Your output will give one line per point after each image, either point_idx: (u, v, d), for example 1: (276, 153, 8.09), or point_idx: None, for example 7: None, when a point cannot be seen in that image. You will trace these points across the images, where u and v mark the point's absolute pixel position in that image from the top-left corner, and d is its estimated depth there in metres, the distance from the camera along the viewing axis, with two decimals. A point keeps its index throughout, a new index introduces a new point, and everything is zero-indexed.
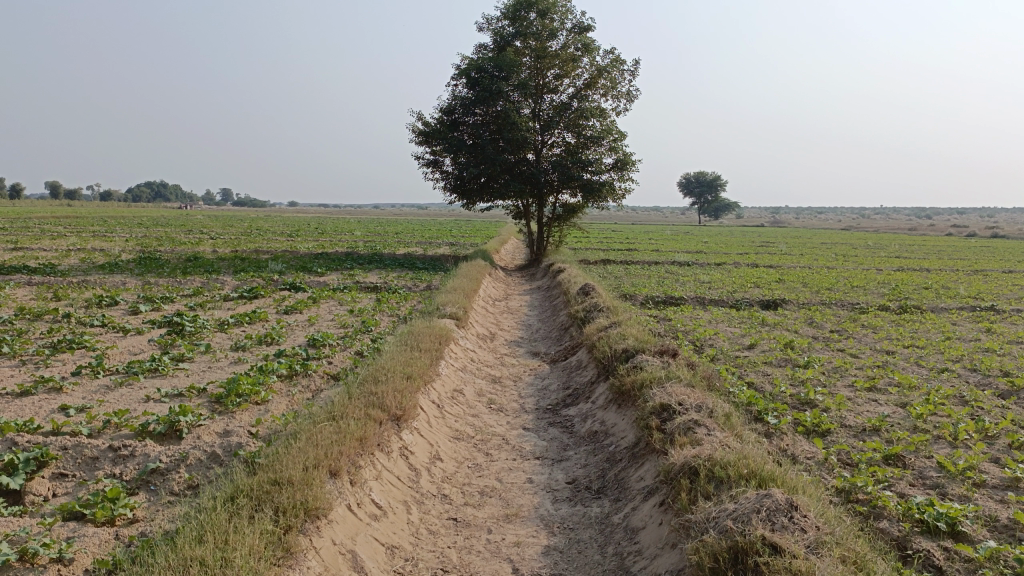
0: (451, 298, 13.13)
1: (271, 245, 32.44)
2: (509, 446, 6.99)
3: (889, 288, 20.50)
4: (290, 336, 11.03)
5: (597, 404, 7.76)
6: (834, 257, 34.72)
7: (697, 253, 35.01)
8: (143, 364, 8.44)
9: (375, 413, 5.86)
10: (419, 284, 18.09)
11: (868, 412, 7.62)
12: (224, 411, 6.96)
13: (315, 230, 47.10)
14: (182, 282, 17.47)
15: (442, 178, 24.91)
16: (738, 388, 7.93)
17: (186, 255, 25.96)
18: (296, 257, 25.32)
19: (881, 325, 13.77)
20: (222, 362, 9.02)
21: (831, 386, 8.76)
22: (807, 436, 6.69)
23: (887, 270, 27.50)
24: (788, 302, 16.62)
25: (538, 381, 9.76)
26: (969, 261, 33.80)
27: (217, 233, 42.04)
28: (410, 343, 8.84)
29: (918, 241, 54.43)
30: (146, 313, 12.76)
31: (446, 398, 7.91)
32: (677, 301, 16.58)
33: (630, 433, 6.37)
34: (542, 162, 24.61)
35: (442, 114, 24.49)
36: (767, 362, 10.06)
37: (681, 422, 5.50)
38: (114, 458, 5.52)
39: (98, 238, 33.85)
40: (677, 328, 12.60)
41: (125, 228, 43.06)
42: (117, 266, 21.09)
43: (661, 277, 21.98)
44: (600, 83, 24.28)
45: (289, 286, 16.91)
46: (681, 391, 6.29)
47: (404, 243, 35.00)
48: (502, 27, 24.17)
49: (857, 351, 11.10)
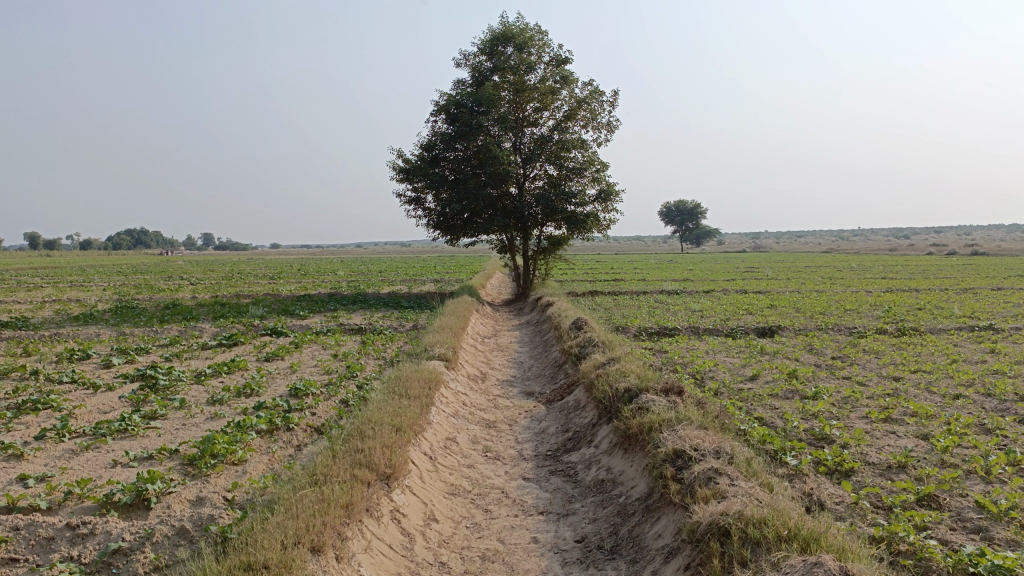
0: (439, 338, 12.63)
1: (252, 289, 31.83)
2: (508, 500, 6.43)
3: (883, 310, 20.21)
4: (271, 385, 10.46)
5: (601, 449, 7.25)
6: (821, 280, 34.58)
7: (684, 281, 34.75)
8: (112, 425, 7.83)
9: (362, 473, 5.32)
10: (405, 324, 17.59)
11: (890, 446, 7.15)
12: (197, 476, 6.38)
13: (296, 271, 46.48)
14: (160, 331, 16.84)
15: (425, 215, 24.53)
16: (750, 425, 7.44)
17: (165, 302, 25.30)
18: (277, 301, 24.71)
19: (883, 350, 13.38)
20: (197, 419, 8.44)
21: (845, 418, 8.30)
22: (830, 477, 6.20)
23: (877, 292, 27.26)
24: (784, 329, 16.25)
25: (534, 424, 9.22)
26: (957, 280, 33.74)
27: (196, 277, 41.38)
28: (398, 390, 8.29)
29: (901, 261, 54.75)
30: (119, 366, 12.14)
31: (438, 449, 7.35)
32: (672, 331, 16.17)
33: (641, 483, 5.86)
34: (525, 195, 24.29)
35: (422, 150, 24.18)
36: (774, 394, 9.60)
37: (701, 472, 5.00)
38: (71, 537, 4.91)
39: (74, 288, 33.12)
40: (675, 361, 12.14)
41: (102, 277, 42.32)
42: (91, 317, 20.42)
43: (652, 308, 21.61)
44: (580, 114, 24.09)
45: (270, 331, 16.32)
46: (694, 435, 5.80)
47: (388, 282, 34.50)
48: (480, 62, 24.01)
49: (864, 379, 10.67)
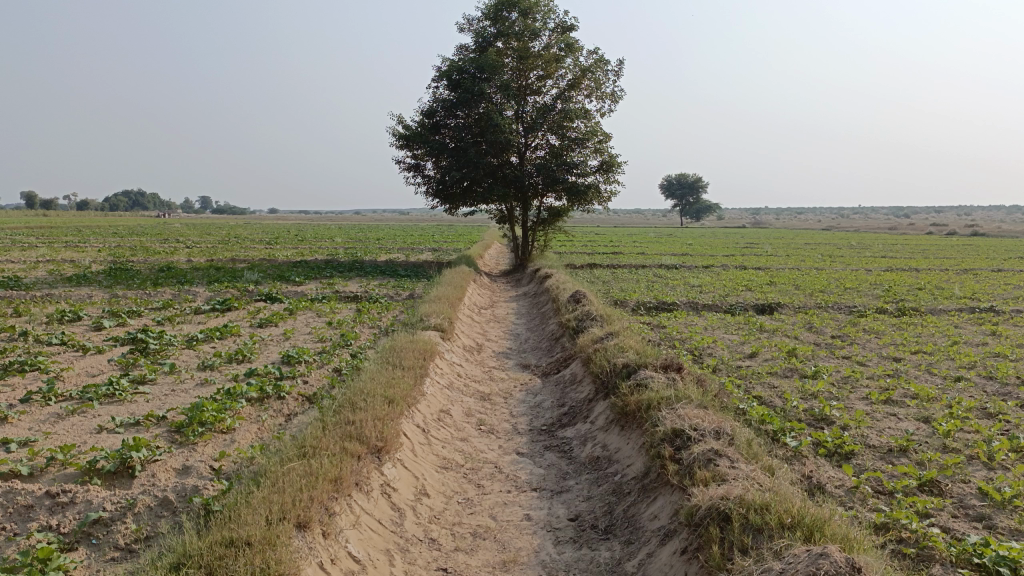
0: (435, 308, 12.46)
1: (249, 253, 31.58)
2: (502, 475, 6.30)
3: (884, 289, 20.06)
4: (263, 352, 10.30)
5: (597, 425, 7.12)
6: (821, 258, 34.38)
7: (683, 255, 34.59)
8: (99, 390, 7.68)
9: (352, 446, 5.17)
10: (401, 293, 17.40)
11: (891, 429, 7.02)
12: (184, 444, 6.24)
13: (293, 237, 46.16)
14: (153, 294, 16.65)
15: (424, 183, 24.23)
16: (749, 405, 7.30)
17: (160, 265, 25.08)
18: (273, 266, 24.49)
19: (883, 330, 13.24)
20: (187, 385, 8.29)
21: (845, 399, 8.16)
22: (831, 460, 6.07)
23: (877, 271, 27.12)
24: (784, 306, 16.11)
25: (530, 397, 9.09)
26: (957, 261, 33.61)
27: (192, 241, 41.08)
28: (391, 360, 8.13)
29: (900, 240, 54.62)
30: (110, 329, 11.96)
31: (431, 422, 7.22)
32: (670, 306, 16.03)
33: (638, 462, 5.73)
34: (526, 165, 23.97)
35: (422, 117, 23.81)
36: (773, 373, 9.46)
37: (701, 452, 4.85)
38: (51, 506, 4.78)
39: (69, 248, 32.88)
40: (673, 337, 11.99)
41: (98, 237, 42.02)
42: (84, 278, 20.20)
43: (651, 282, 21.45)
44: (584, 83, 23.71)
45: (265, 297, 16.15)
46: (694, 414, 5.67)
47: (385, 249, 34.30)
48: (484, 28, 23.55)
49: (865, 359, 10.54)
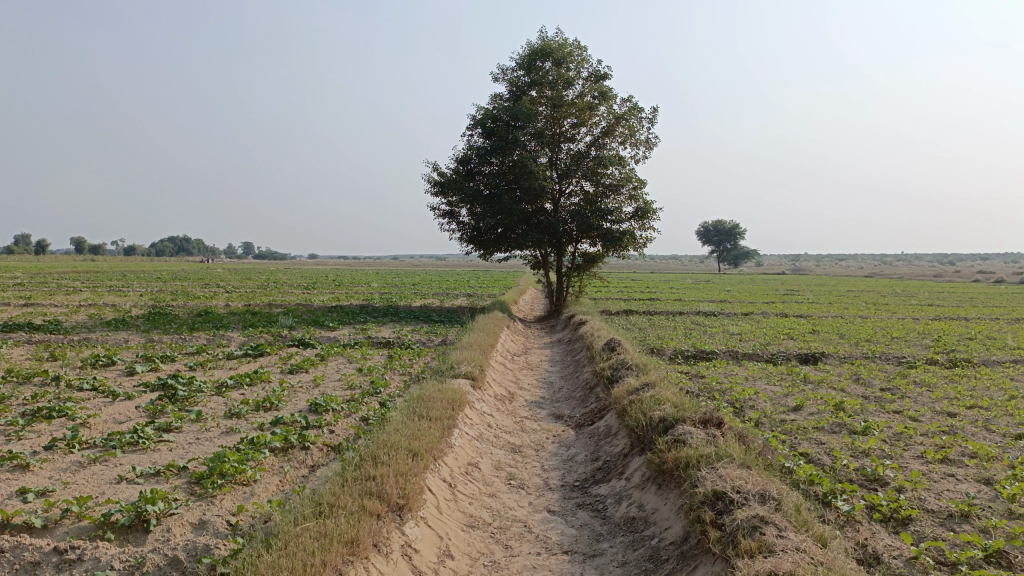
0: (466, 355, 12.22)
1: (286, 298, 31.85)
2: (531, 536, 5.96)
3: (932, 339, 19.31)
4: (291, 399, 10.12)
5: (632, 483, 6.76)
6: (865, 306, 33.47)
7: (721, 302, 33.99)
8: (123, 437, 7.53)
9: (372, 504, 4.91)
10: (434, 339, 17.21)
11: (951, 492, 6.52)
12: (202, 497, 6.03)
13: (330, 282, 46.60)
14: (187, 339, 16.70)
15: (459, 229, 24.25)
16: (794, 463, 6.87)
17: (197, 309, 25.34)
18: (308, 311, 24.57)
19: (935, 382, 12.62)
20: (211, 433, 8.12)
21: (899, 458, 7.66)
22: (886, 526, 5.63)
23: (924, 319, 26.25)
24: (828, 356, 15.54)
25: (562, 451, 8.74)
26: (1008, 309, 32.45)
27: (231, 285, 41.61)
28: (419, 410, 7.88)
29: (946, 288, 53.32)
30: (142, 375, 11.92)
31: (459, 476, 6.91)
32: (709, 355, 15.57)
33: (677, 526, 5.36)
34: (561, 211, 23.86)
35: (457, 164, 23.94)
36: (819, 428, 8.99)
37: (745, 518, 4.50)
38: (57, 563, 4.58)
39: (111, 292, 33.40)
40: (712, 387, 11.56)
41: (142, 282, 42.84)
42: (123, 322, 20.42)
43: (688, 329, 21.02)
44: (618, 130, 23.66)
45: (297, 342, 16.08)
46: (737, 474, 5.30)
47: (421, 295, 34.32)
48: (518, 77, 23.74)
49: (917, 414, 9.99)
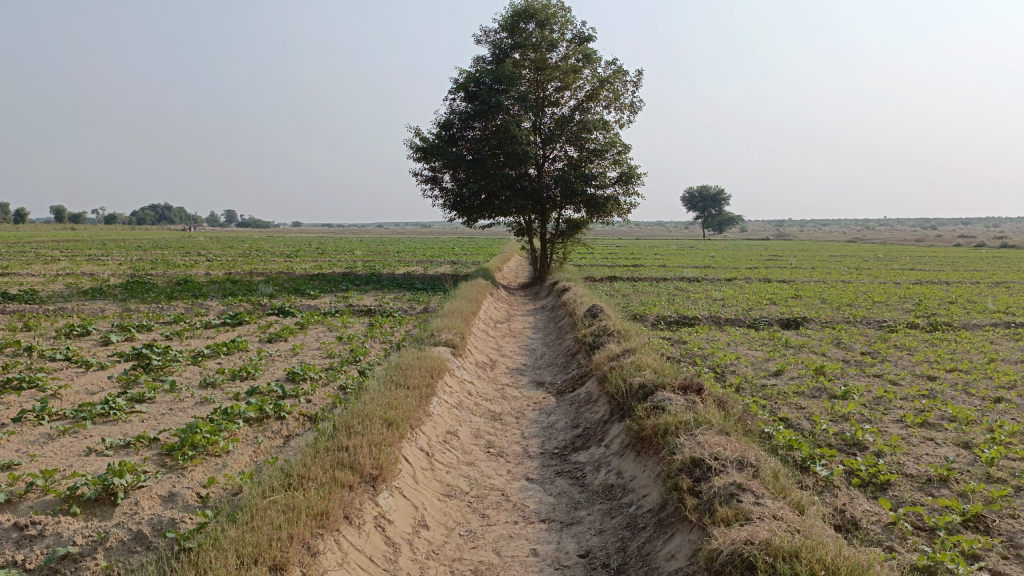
0: (447, 322, 12.08)
1: (268, 267, 31.51)
2: (509, 504, 5.89)
3: (913, 303, 19.40)
4: (268, 368, 9.96)
5: (612, 450, 6.69)
6: (847, 271, 33.61)
7: (705, 268, 34.01)
8: (93, 409, 7.37)
9: (343, 475, 4.81)
10: (416, 306, 17.07)
11: (929, 456, 6.51)
12: (173, 469, 5.90)
13: (314, 249, 46.21)
14: (165, 308, 16.43)
15: (442, 195, 23.98)
16: (774, 429, 6.83)
17: (177, 278, 25.01)
18: (290, 279, 24.34)
19: (916, 346, 12.65)
20: (185, 404, 7.98)
21: (879, 422, 7.65)
22: (864, 491, 5.60)
23: (906, 284, 26.37)
24: (810, 321, 15.55)
25: (542, 418, 8.67)
26: (988, 273, 32.71)
27: (213, 254, 41.09)
28: (396, 379, 7.76)
29: (927, 252, 53.71)
30: (117, 345, 11.71)
31: (436, 444, 6.83)
32: (692, 320, 15.54)
33: (654, 494, 5.30)
34: (545, 176, 23.62)
35: (439, 129, 23.57)
36: (800, 393, 8.96)
37: (722, 486, 4.42)
38: (18, 540, 4.46)
39: (89, 262, 32.90)
40: (694, 353, 11.52)
41: (122, 251, 42.28)
42: (100, 291, 20.09)
43: (672, 295, 20.99)
44: (603, 94, 23.34)
45: (277, 311, 15.87)
46: (715, 441, 5.22)
47: (404, 262, 34.09)
48: (501, 39, 23.30)
49: (897, 378, 10.00)
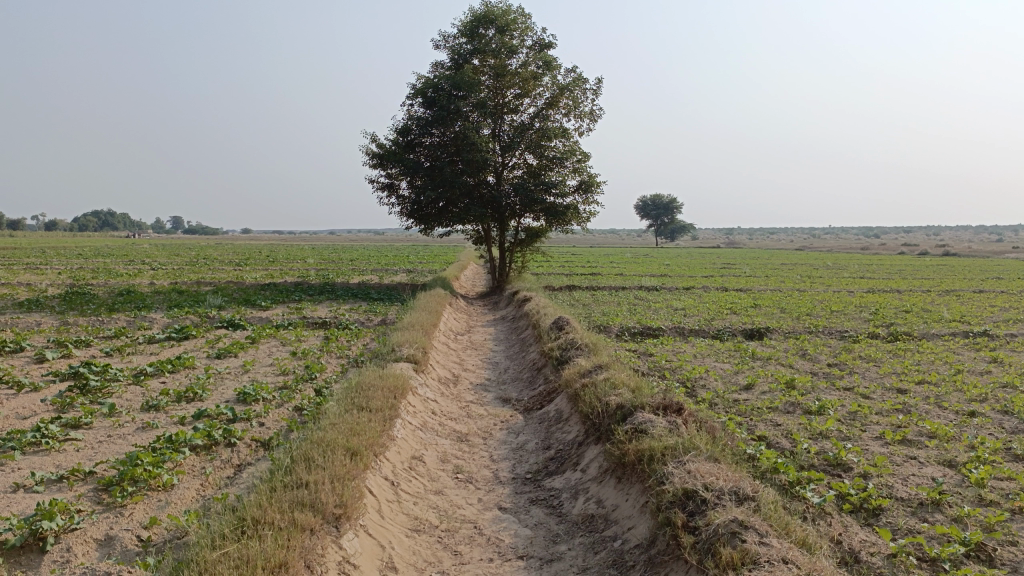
0: (408, 335, 11.57)
1: (216, 276, 30.46)
2: (482, 539, 5.45)
3: (870, 312, 19.51)
4: (217, 388, 9.34)
5: (590, 476, 6.32)
6: (800, 279, 33.94)
7: (662, 276, 33.95)
8: (23, 438, 6.72)
9: (303, 516, 4.33)
10: (372, 318, 16.50)
11: (917, 477, 6.27)
12: (110, 507, 5.35)
13: (264, 258, 45.00)
14: (105, 322, 15.53)
15: (398, 203, 23.42)
16: (756, 449, 6.52)
17: (119, 289, 23.89)
18: (240, 289, 23.46)
19: (881, 357, 12.57)
20: (127, 430, 7.36)
21: (859, 440, 7.41)
22: (858, 519, 5.32)
23: (860, 292, 26.65)
24: (773, 332, 15.44)
25: (511, 438, 8.25)
26: (935, 281, 33.42)
27: (159, 262, 39.70)
28: (357, 401, 7.26)
29: (874, 261, 54.91)
30: (52, 363, 10.91)
31: (401, 472, 6.36)
32: (655, 331, 15.31)
33: (641, 528, 4.93)
34: (503, 184, 23.26)
35: (396, 135, 23.04)
36: (775, 408, 8.70)
37: (721, 524, 4.06)
38: None
39: (27, 270, 31.41)
40: (662, 366, 11.23)
41: (62, 259, 40.67)
42: (36, 303, 19.04)
43: (632, 305, 20.80)
44: (562, 102, 23.08)
45: (226, 324, 15.14)
46: (707, 470, 4.88)
47: (358, 271, 33.36)
48: (459, 45, 22.88)
49: (868, 391, 9.84)
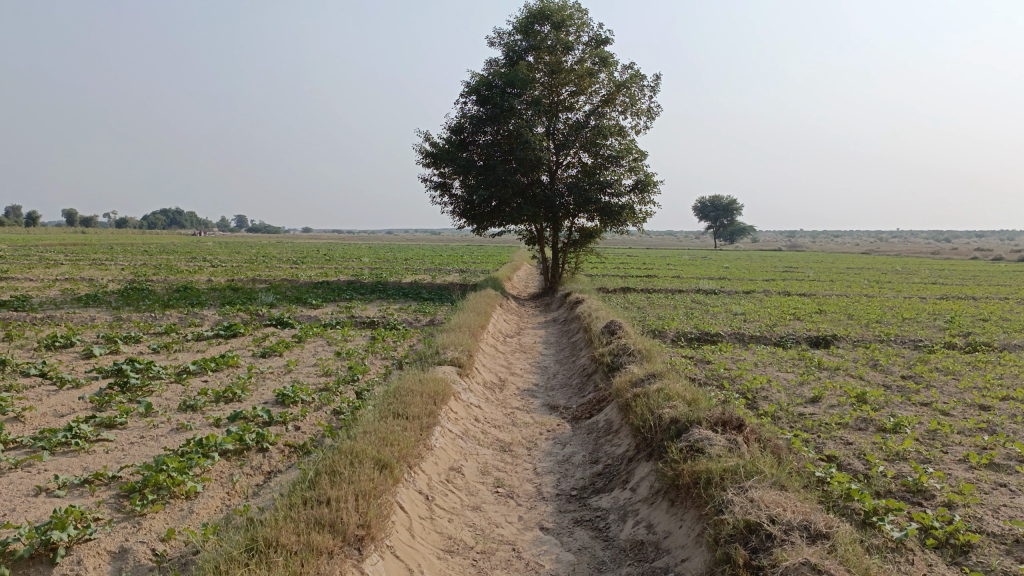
0: (453, 338, 11.17)
1: (271, 274, 30.74)
2: (520, 564, 5.00)
3: (945, 321, 18.37)
4: (257, 389, 9.10)
5: (640, 497, 5.82)
6: (867, 284, 32.53)
7: (721, 280, 33.00)
8: (53, 437, 6.54)
9: (319, 538, 3.95)
10: (421, 319, 16.21)
11: (1010, 509, 5.56)
12: (129, 516, 5.07)
13: (320, 256, 45.38)
14: (157, 318, 15.59)
15: (451, 202, 23.15)
16: (826, 472, 5.92)
17: (176, 285, 24.22)
18: (293, 287, 23.49)
19: (960, 369, 11.67)
20: (161, 431, 7.15)
21: (940, 464, 6.71)
22: (946, 557, 4.69)
23: (932, 299, 25.28)
24: (840, 340, 14.60)
25: (557, 449, 7.79)
26: (1013, 288, 31.65)
27: (220, 259, 40.38)
28: (394, 407, 6.88)
29: (946, 266, 52.56)
30: (98, 360, 10.86)
31: (437, 485, 5.97)
32: (713, 337, 14.63)
33: (697, 561, 4.42)
34: (557, 184, 22.75)
35: (450, 134, 22.78)
36: (844, 425, 8.03)
37: (790, 567, 3.56)
38: None
39: (92, 267, 32.10)
40: (721, 375, 10.60)
41: (127, 255, 41.82)
42: (94, 298, 19.30)
43: (689, 308, 20.07)
44: (618, 100, 22.48)
45: (274, 322, 15.04)
46: (773, 498, 4.34)
47: (411, 270, 33.26)
48: (514, 42, 22.45)
49: (947, 407, 9.05)
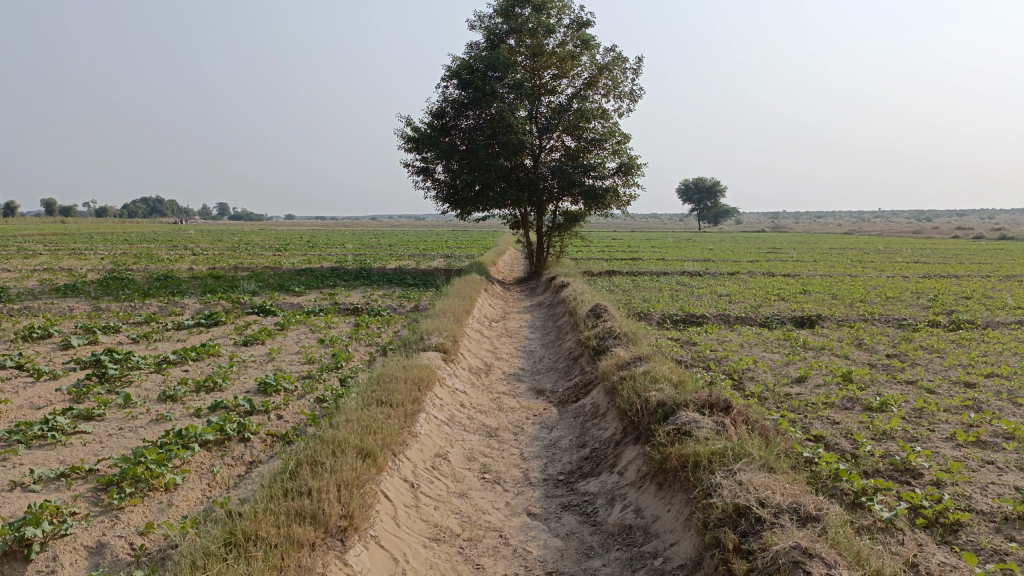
0: (437, 323, 11.06)
1: (253, 261, 30.40)
2: (508, 551, 4.94)
3: (928, 299, 18.45)
4: (238, 378, 8.96)
5: (628, 481, 5.76)
6: (851, 264, 32.70)
7: (705, 261, 33.05)
8: (28, 431, 6.38)
9: (301, 531, 3.86)
10: (405, 305, 16.08)
11: (998, 487, 5.55)
12: (106, 510, 4.94)
13: (304, 243, 44.95)
14: (137, 308, 15.37)
15: (434, 187, 22.95)
16: (815, 452, 5.87)
17: (157, 274, 23.90)
18: (275, 275, 23.26)
19: (944, 347, 11.71)
20: (140, 422, 7.01)
21: (927, 442, 6.69)
22: (935, 536, 4.67)
23: (915, 278, 25.39)
24: (825, 319, 14.62)
25: (544, 434, 7.72)
26: (994, 266, 31.92)
27: (202, 247, 39.95)
28: (377, 394, 6.78)
29: (927, 245, 52.98)
30: (76, 351, 10.67)
31: (422, 473, 5.88)
32: (699, 319, 14.61)
33: (686, 545, 4.37)
34: (540, 167, 22.60)
35: (432, 118, 22.54)
36: (831, 404, 8.00)
37: (781, 551, 3.51)
38: None
39: (71, 256, 31.61)
40: (707, 357, 10.57)
41: (107, 244, 41.27)
42: (72, 288, 19.00)
43: (675, 290, 20.04)
44: (601, 82, 22.33)
45: (256, 309, 14.85)
46: (762, 481, 4.28)
47: (395, 256, 33.03)
48: (495, 24, 22.21)
49: (932, 385, 9.05)
